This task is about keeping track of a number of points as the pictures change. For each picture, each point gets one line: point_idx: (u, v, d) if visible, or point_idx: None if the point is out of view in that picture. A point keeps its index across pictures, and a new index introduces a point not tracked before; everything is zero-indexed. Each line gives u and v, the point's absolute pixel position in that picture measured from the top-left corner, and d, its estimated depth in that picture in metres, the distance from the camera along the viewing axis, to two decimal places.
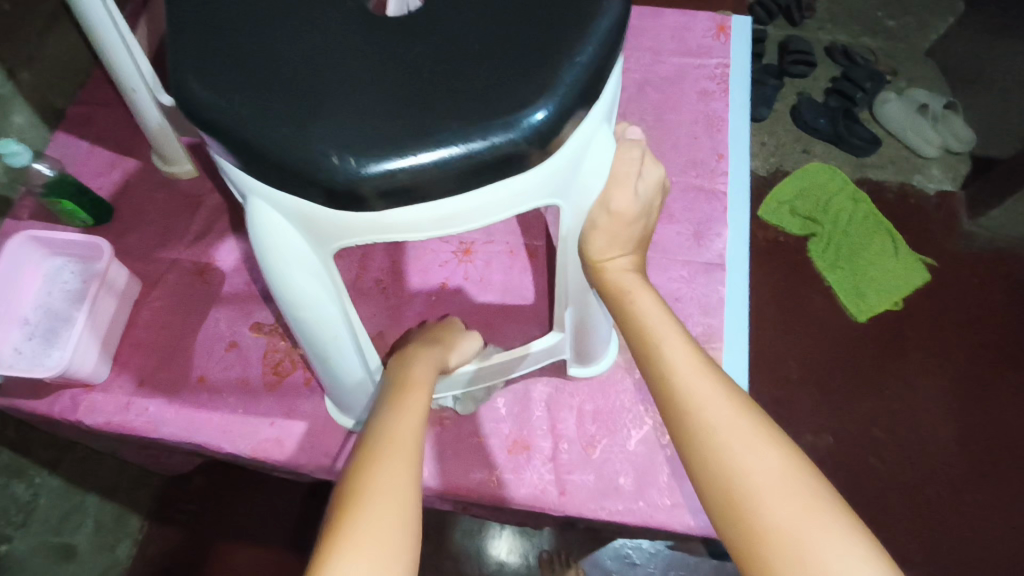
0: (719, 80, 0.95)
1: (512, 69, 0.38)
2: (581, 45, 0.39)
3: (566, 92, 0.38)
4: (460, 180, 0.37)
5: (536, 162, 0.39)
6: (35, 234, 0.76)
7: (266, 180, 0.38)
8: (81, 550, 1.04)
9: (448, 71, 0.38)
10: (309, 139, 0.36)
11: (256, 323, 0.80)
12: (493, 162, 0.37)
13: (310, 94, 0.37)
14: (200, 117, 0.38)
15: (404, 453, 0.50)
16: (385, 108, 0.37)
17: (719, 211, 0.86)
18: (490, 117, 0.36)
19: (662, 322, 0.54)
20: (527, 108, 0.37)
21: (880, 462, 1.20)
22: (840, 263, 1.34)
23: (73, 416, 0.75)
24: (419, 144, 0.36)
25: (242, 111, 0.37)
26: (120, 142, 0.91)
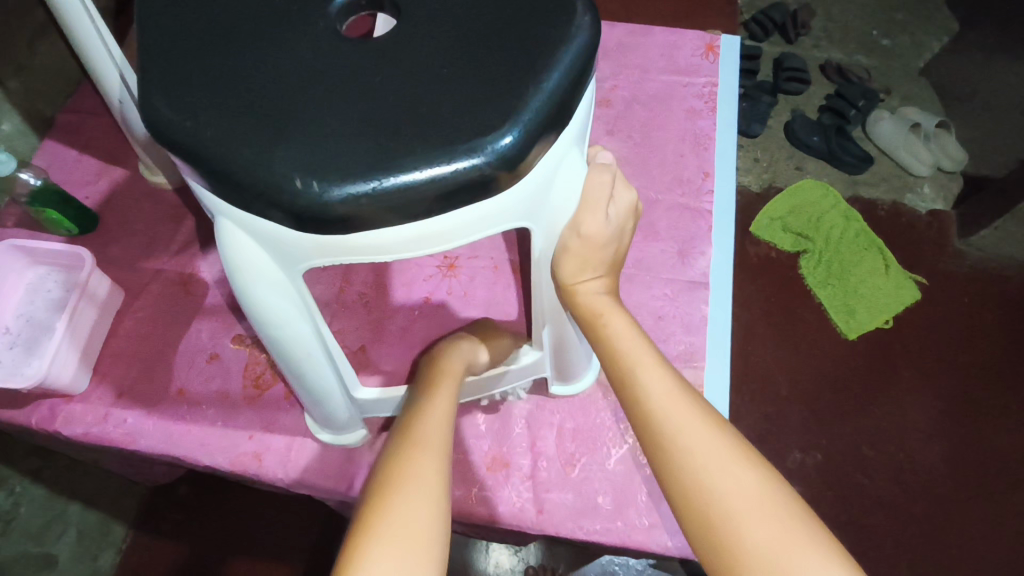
0: (707, 99, 0.96)
1: (479, 94, 0.38)
2: (547, 72, 0.39)
3: (531, 118, 0.38)
4: (427, 204, 0.37)
5: (503, 186, 0.39)
6: (18, 243, 0.76)
7: (231, 202, 0.38)
8: (63, 560, 1.02)
9: (413, 96, 0.38)
10: (272, 162, 0.36)
11: (238, 336, 0.80)
12: (458, 187, 0.37)
13: (276, 117, 0.37)
14: (164, 139, 0.38)
15: (435, 445, 0.50)
16: (350, 132, 0.37)
17: (703, 229, 0.86)
18: (455, 142, 0.36)
19: (634, 344, 0.54)
20: (493, 134, 0.37)
21: (868, 482, 1.19)
22: (830, 280, 1.34)
23: (51, 426, 0.74)
24: (383, 169, 0.36)
25: (207, 133, 0.37)
26: (108, 151, 0.91)
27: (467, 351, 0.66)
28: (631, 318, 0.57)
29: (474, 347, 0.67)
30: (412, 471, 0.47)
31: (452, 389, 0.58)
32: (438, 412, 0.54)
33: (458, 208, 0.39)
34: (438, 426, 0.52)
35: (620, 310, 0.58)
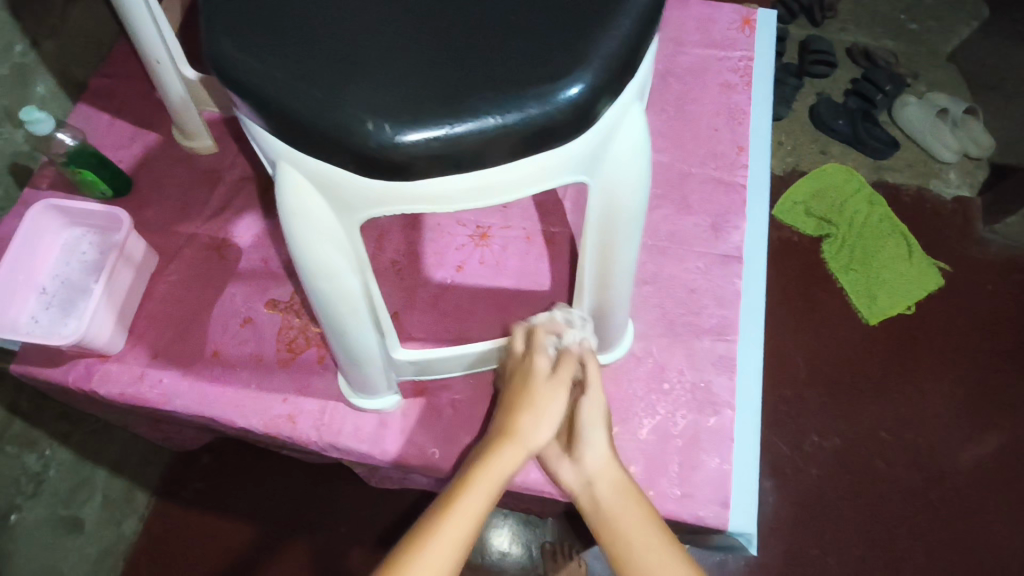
0: (742, 73, 0.94)
1: (547, 41, 0.38)
2: (617, 22, 0.38)
3: (600, 68, 0.37)
4: (496, 153, 0.37)
5: (569, 138, 0.38)
6: (55, 203, 0.76)
7: (296, 146, 0.38)
8: (89, 524, 1.06)
9: (482, 42, 0.38)
10: (343, 104, 0.36)
11: (272, 300, 0.80)
12: (527, 136, 0.37)
13: (344, 59, 0.37)
14: (230, 80, 0.38)
15: (459, 519, 0.52)
16: (419, 75, 0.37)
17: (737, 204, 0.85)
18: (526, 90, 0.36)
19: (642, 534, 0.57)
20: (564, 82, 0.36)
21: (885, 465, 1.19)
22: (853, 266, 1.33)
23: (87, 385, 0.75)
24: (454, 114, 0.36)
25: (275, 73, 0.37)
26: (140, 116, 0.91)
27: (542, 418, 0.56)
28: (641, 499, 0.59)
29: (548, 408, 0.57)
30: (416, 573, 0.50)
31: (507, 466, 0.54)
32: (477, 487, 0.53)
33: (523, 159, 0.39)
34: (462, 526, 0.51)
35: (622, 483, 0.59)
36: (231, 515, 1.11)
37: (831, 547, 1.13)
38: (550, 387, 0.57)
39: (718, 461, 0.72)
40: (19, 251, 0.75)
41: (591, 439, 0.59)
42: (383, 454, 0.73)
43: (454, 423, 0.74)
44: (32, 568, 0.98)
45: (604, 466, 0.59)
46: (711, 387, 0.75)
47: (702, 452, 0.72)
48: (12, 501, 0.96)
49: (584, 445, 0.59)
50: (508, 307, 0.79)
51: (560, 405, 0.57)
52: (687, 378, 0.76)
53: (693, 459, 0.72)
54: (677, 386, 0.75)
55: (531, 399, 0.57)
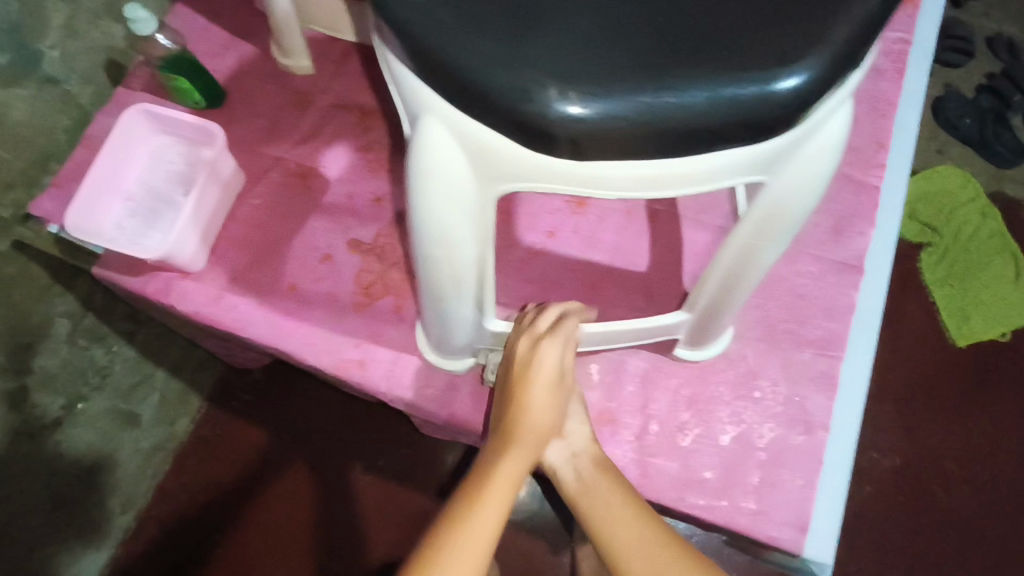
0: (893, 58, 0.83)
1: (766, 20, 0.32)
2: (850, 9, 0.32)
3: (826, 60, 0.31)
4: (683, 142, 0.32)
5: (766, 136, 0.33)
6: (150, 108, 0.73)
7: (454, 100, 0.33)
8: (145, 421, 1.09)
9: (687, 12, 0.32)
10: (520, 63, 0.31)
11: (354, 240, 0.77)
12: (724, 127, 0.32)
13: (526, 11, 0.33)
14: (391, 13, 0.33)
15: (500, 487, 0.52)
16: (607, 42, 0.32)
17: (866, 207, 0.77)
18: (735, 75, 0.31)
19: (615, 496, 0.58)
20: (781, 71, 0.31)
21: (944, 494, 1.12)
22: (949, 280, 1.22)
23: (164, 300, 0.74)
24: (647, 92, 0.31)
25: (446, 16, 0.33)
26: (238, 24, 0.87)
27: (546, 380, 0.58)
28: (616, 473, 0.61)
29: (551, 374, 0.58)
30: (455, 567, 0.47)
31: (522, 463, 0.55)
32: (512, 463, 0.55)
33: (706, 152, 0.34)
34: (491, 516, 0.50)
35: (601, 460, 0.62)
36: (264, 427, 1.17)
37: (869, 567, 1.09)
38: (555, 361, 0.59)
39: (801, 483, 0.67)
40: (110, 154, 0.72)
41: (574, 419, 0.64)
42: (450, 416, 0.71)
43: None
44: (90, 457, 1.02)
45: (587, 443, 0.63)
46: (807, 405, 0.69)
47: (784, 470, 0.67)
48: (79, 390, 0.97)
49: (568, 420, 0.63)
50: (599, 284, 0.74)
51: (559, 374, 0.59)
52: (780, 391, 0.70)
53: (775, 478, 0.67)
54: (769, 396, 0.70)
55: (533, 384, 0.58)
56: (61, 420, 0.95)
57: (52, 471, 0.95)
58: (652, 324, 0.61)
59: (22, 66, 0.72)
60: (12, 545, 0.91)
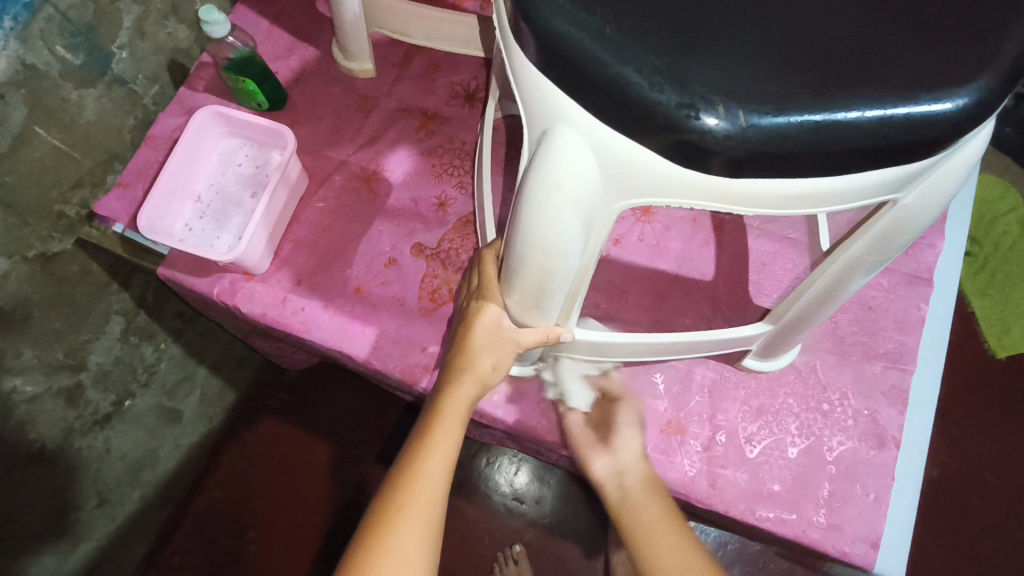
0: None
1: (925, 40, 0.32)
2: (1013, 30, 0.32)
3: (992, 82, 0.31)
4: (839, 161, 0.32)
5: (922, 155, 0.33)
6: (221, 110, 0.73)
7: (606, 115, 0.33)
8: (186, 416, 1.11)
9: (846, 31, 0.32)
10: (682, 80, 0.31)
11: (419, 244, 0.77)
12: (883, 147, 0.32)
13: (685, 26, 0.32)
14: (543, 23, 0.33)
15: (450, 421, 0.54)
16: (768, 59, 0.32)
17: (935, 219, 0.76)
18: (902, 95, 0.31)
19: (654, 509, 0.61)
20: (948, 92, 0.31)
21: (984, 508, 1.12)
22: (990, 289, 1.21)
23: (230, 301, 0.74)
24: (812, 111, 0.31)
25: (604, 28, 0.33)
26: (300, 26, 0.87)
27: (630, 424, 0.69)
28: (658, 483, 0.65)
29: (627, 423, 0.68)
30: (409, 526, 0.48)
31: (464, 401, 0.55)
32: (458, 395, 0.55)
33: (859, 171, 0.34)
34: (441, 463, 0.52)
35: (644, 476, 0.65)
36: (309, 429, 1.20)
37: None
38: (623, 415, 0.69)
39: (873, 496, 0.66)
40: (181, 156, 0.73)
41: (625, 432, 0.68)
42: (516, 421, 0.71)
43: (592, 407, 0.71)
44: (135, 452, 1.03)
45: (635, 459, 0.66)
46: (878, 418, 0.69)
47: (856, 484, 0.67)
48: (128, 387, 0.97)
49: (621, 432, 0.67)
50: (665, 293, 0.74)
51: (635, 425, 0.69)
52: (850, 404, 0.70)
53: (846, 492, 0.67)
54: (838, 409, 0.69)
55: (482, 319, 0.56)
56: (111, 415, 0.96)
57: (101, 464, 0.97)
58: (722, 335, 0.60)
59: (96, 66, 0.73)
60: (59, 533, 0.94)
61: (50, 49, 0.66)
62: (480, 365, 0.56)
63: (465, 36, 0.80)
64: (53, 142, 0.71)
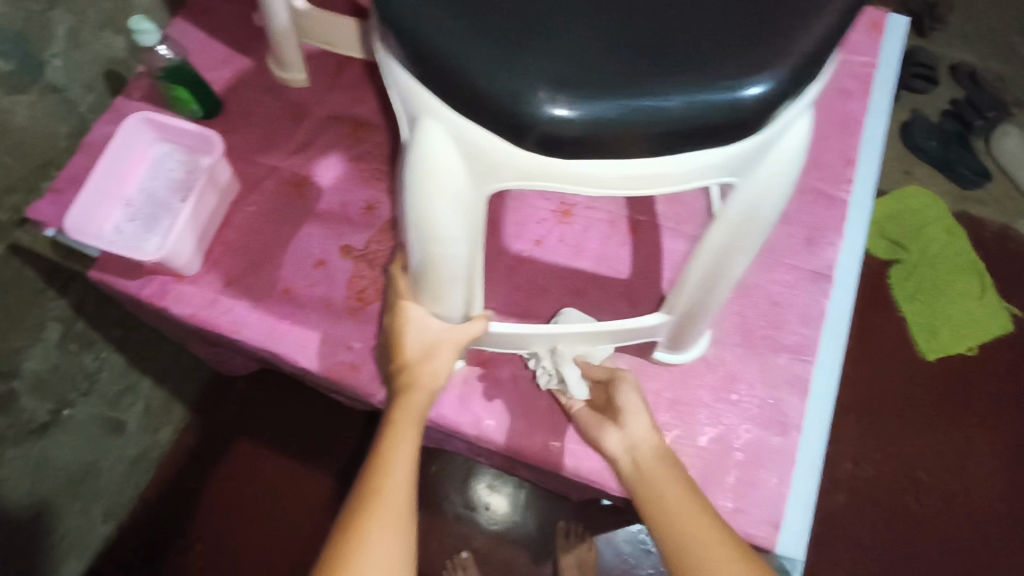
0: (861, 81, 0.89)
1: (731, 36, 0.36)
2: (809, 25, 0.37)
3: (789, 70, 0.36)
4: (662, 142, 0.37)
5: (737, 137, 0.37)
6: (151, 116, 0.75)
7: (457, 103, 0.37)
8: (130, 427, 1.10)
9: (663, 28, 0.37)
10: (516, 70, 0.35)
11: (347, 247, 0.80)
12: (698, 129, 0.36)
13: (519, 24, 0.36)
14: (398, 21, 0.37)
15: (408, 426, 0.57)
16: (593, 52, 0.36)
17: (838, 219, 0.81)
18: (709, 83, 0.35)
19: (679, 493, 0.55)
20: (749, 80, 0.35)
21: (916, 503, 1.18)
22: (918, 295, 1.28)
23: (160, 302, 0.76)
24: (631, 97, 0.35)
25: (447, 27, 0.36)
26: (237, 38, 0.90)
27: (632, 400, 0.63)
28: (682, 469, 0.58)
29: (624, 400, 0.63)
30: (386, 526, 0.50)
31: (417, 406, 0.58)
32: (412, 401, 0.58)
33: (685, 151, 0.38)
34: (406, 464, 0.54)
35: (661, 449, 0.60)
36: (257, 439, 1.19)
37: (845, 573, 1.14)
38: (631, 394, 0.64)
39: (777, 481, 0.70)
40: (111, 161, 0.75)
41: (632, 410, 0.62)
42: (438, 415, 0.73)
43: (510, 398, 0.74)
44: (75, 463, 1.01)
45: (648, 435, 0.61)
46: (782, 406, 0.73)
47: (761, 469, 0.70)
48: (67, 396, 0.97)
49: (626, 412, 0.62)
50: (584, 290, 0.78)
51: (644, 406, 0.63)
52: (756, 394, 0.73)
53: (751, 476, 0.70)
54: (745, 399, 0.73)
55: (408, 324, 0.59)
56: (48, 424, 0.95)
57: (37, 476, 0.95)
58: (623, 325, 0.63)
59: (28, 74, 0.75)
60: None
61: None
62: (424, 374, 0.59)
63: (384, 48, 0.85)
64: None
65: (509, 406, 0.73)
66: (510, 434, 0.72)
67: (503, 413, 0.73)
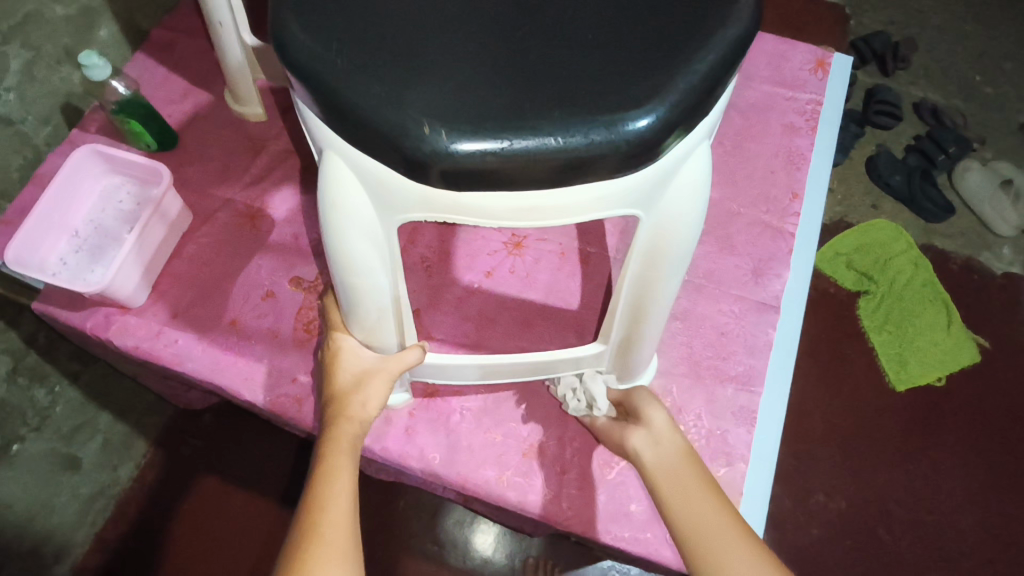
0: (807, 117, 0.91)
1: (620, 70, 0.37)
2: (694, 59, 0.38)
3: (675, 102, 0.37)
4: (554, 174, 0.37)
5: (628, 168, 0.38)
6: (100, 148, 0.76)
7: (353, 138, 0.38)
8: (86, 464, 1.06)
9: (553, 61, 0.37)
10: (405, 106, 0.36)
11: (296, 278, 0.79)
12: (587, 160, 0.36)
13: (411, 58, 0.37)
14: (295, 63, 0.38)
15: (343, 458, 0.56)
16: (484, 85, 0.36)
17: (783, 251, 0.82)
18: (596, 114, 0.36)
19: (700, 488, 0.57)
20: (632, 113, 0.36)
21: (890, 537, 1.16)
22: (887, 327, 1.29)
23: (104, 334, 0.75)
24: (518, 132, 0.35)
25: (340, 61, 0.37)
26: (196, 73, 0.92)
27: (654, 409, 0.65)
28: (701, 465, 0.60)
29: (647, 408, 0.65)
30: (326, 559, 0.48)
31: (350, 436, 0.57)
32: (345, 432, 0.57)
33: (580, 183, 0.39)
34: (344, 495, 0.53)
35: (685, 449, 0.62)
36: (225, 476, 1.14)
37: None
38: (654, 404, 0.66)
39: None
40: (58, 192, 0.75)
41: (656, 418, 0.64)
42: (381, 448, 0.71)
43: (459, 434, 0.72)
44: (26, 501, 0.97)
45: (671, 435, 0.63)
46: (728, 437, 0.72)
47: None
48: (16, 431, 0.95)
49: (652, 414, 0.65)
50: (532, 321, 0.78)
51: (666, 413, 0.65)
52: (703, 425, 0.73)
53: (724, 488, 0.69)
54: (692, 430, 0.73)
55: (340, 357, 0.60)
56: None
57: None
58: (561, 355, 0.64)
59: None
60: None
61: None
62: (357, 406, 0.59)
63: None
64: None
65: (454, 440, 0.71)
66: (454, 466, 0.70)
67: (447, 446, 0.71)
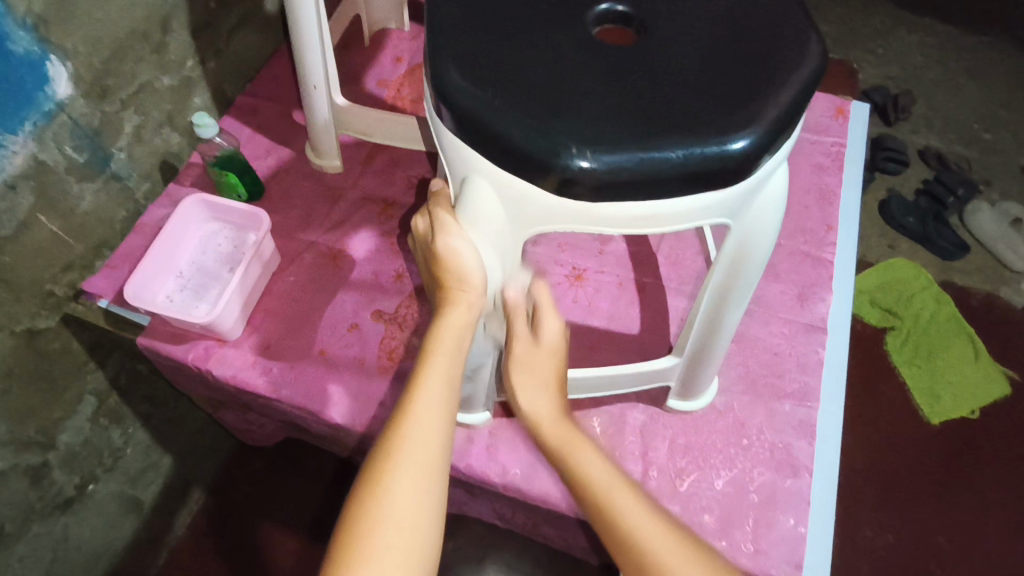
0: (833, 158, 1.00)
1: (721, 101, 0.46)
2: (781, 91, 0.46)
3: (771, 125, 0.45)
4: (672, 186, 0.45)
5: (728, 182, 0.46)
6: (206, 197, 0.85)
7: (504, 162, 0.46)
8: (148, 506, 1.09)
9: (666, 97, 0.46)
10: (552, 132, 0.44)
11: (378, 311, 0.86)
12: (700, 174, 0.44)
13: (551, 96, 0.45)
14: (454, 104, 0.46)
15: (431, 397, 0.51)
16: (614, 116, 0.45)
17: (825, 277, 0.89)
18: (707, 136, 0.44)
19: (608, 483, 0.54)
20: (735, 135, 0.44)
21: (940, 569, 1.17)
22: (917, 361, 1.33)
23: (204, 365, 0.81)
24: (639, 151, 0.43)
25: (495, 100, 0.45)
26: (278, 133, 1.02)
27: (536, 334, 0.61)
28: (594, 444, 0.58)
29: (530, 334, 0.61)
30: (397, 504, 0.46)
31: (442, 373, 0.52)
32: (439, 367, 0.52)
33: (685, 195, 0.46)
34: (427, 441, 0.49)
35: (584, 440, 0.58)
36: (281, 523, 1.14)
37: None
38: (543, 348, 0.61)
39: (793, 522, 0.72)
40: (168, 236, 0.83)
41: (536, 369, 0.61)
42: (465, 466, 0.76)
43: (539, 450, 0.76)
44: (93, 542, 1.02)
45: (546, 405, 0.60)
46: (791, 450, 0.77)
47: (777, 511, 0.73)
48: (93, 472, 0.98)
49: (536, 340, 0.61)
50: (597, 346, 0.84)
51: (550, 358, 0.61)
52: (766, 438, 0.78)
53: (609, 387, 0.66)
54: (756, 443, 0.77)
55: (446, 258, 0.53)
56: (72, 500, 0.96)
57: (58, 553, 0.97)
58: (633, 368, 0.70)
59: (97, 165, 0.84)
60: None
61: (59, 148, 0.77)
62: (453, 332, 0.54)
63: (404, 134, 0.96)
64: (52, 228, 0.80)
65: (533, 457, 0.76)
66: (534, 481, 0.75)
67: (527, 462, 0.76)
